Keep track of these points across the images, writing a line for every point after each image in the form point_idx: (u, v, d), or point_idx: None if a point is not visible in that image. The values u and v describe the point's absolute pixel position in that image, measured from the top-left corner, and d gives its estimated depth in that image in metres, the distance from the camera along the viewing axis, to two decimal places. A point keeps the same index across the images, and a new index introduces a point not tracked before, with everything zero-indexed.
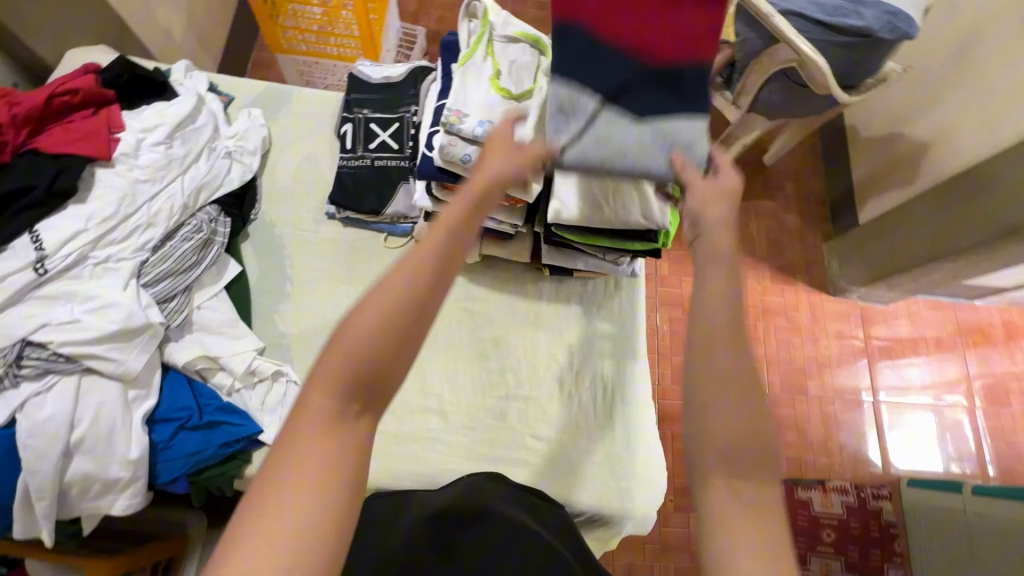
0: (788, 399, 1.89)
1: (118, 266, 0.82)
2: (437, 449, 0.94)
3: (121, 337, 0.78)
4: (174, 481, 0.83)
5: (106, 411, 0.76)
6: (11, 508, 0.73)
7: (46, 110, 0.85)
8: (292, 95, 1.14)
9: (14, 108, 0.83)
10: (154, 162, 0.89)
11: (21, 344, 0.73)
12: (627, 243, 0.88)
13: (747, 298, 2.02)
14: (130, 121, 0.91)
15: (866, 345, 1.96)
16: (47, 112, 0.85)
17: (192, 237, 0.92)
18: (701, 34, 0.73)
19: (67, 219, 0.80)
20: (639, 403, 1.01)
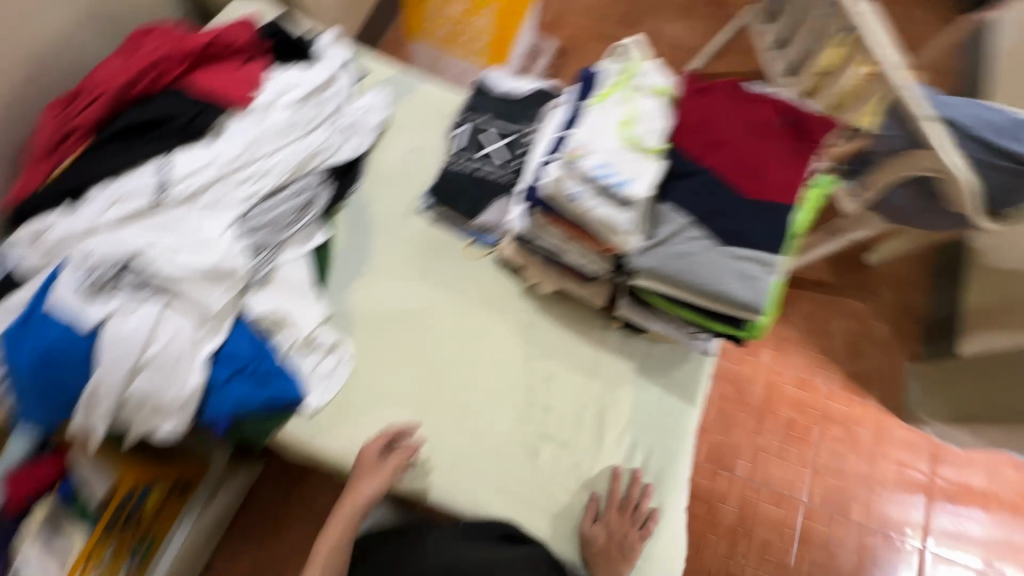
0: (826, 515, 1.76)
1: (226, 208, 0.87)
2: (463, 467, 0.93)
3: (211, 276, 0.82)
4: (215, 422, 0.86)
5: (179, 339, 0.80)
6: (76, 403, 0.79)
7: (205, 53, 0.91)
8: (419, 85, 1.16)
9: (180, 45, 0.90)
10: (283, 121, 0.93)
11: (128, 261, 0.78)
12: (710, 321, 0.82)
13: (809, 397, 1.88)
14: (272, 78, 0.96)
15: (928, 484, 1.79)
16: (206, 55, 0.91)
17: (296, 197, 0.95)
18: (793, 170, 0.76)
19: (195, 154, 0.85)
20: (675, 481, 0.96)
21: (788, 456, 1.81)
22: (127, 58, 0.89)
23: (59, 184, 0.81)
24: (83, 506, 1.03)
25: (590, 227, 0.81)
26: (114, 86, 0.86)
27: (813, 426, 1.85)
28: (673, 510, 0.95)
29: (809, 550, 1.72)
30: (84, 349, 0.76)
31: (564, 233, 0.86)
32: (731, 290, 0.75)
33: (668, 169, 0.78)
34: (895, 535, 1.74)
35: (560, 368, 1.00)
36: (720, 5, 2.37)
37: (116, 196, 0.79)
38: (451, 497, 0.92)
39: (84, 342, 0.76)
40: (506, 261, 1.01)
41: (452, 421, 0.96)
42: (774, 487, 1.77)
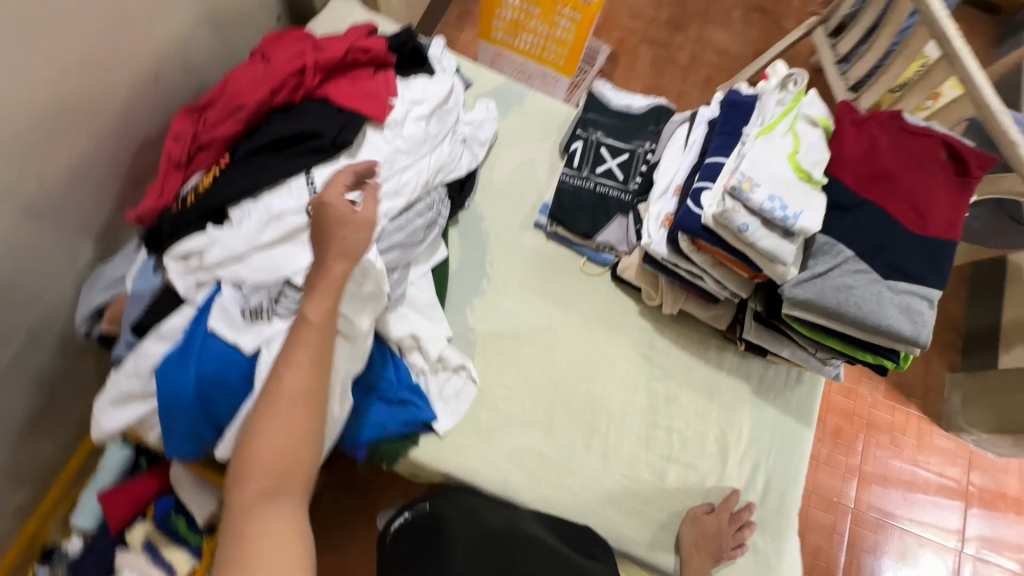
0: (872, 521, 1.81)
1: (366, 226, 0.84)
2: (591, 489, 0.93)
3: (359, 298, 0.79)
4: (356, 446, 0.86)
5: (330, 364, 0.77)
6: (222, 429, 0.74)
7: (341, 62, 0.88)
8: (526, 97, 1.15)
9: (315, 52, 0.86)
10: (415, 135, 0.91)
11: (283, 282, 0.74)
12: (856, 351, 0.83)
13: (854, 405, 1.94)
14: (401, 90, 0.93)
15: (967, 491, 1.86)
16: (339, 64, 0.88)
17: (424, 213, 0.93)
18: (952, 206, 0.77)
19: (339, 170, 0.82)
20: (793, 503, 0.97)
21: (836, 463, 1.87)
22: (259, 65, 0.85)
23: (202, 202, 0.77)
24: (187, 523, 1.00)
25: (748, 257, 0.80)
26: (251, 94, 0.81)
27: (858, 434, 1.91)
28: (793, 530, 0.96)
29: (858, 555, 1.78)
30: (237, 377, 0.72)
31: (710, 259, 0.86)
32: (897, 324, 0.76)
33: (829, 201, 0.78)
34: (938, 539, 1.80)
35: (680, 390, 1.00)
36: (764, 13, 2.38)
37: (266, 215, 0.76)
38: (582, 518, 0.92)
39: (237, 370, 0.71)
40: (629, 278, 1.01)
41: (577, 442, 0.95)
42: (824, 494, 1.83)
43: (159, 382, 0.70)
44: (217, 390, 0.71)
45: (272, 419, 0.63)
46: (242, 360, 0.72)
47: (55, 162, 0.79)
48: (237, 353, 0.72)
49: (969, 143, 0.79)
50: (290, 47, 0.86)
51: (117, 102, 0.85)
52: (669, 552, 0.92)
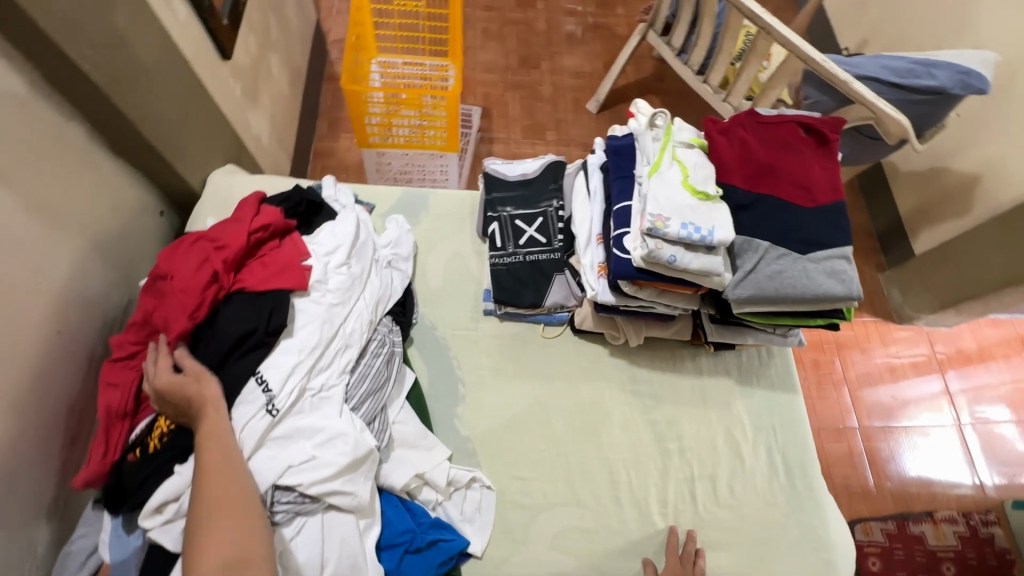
0: (880, 431, 1.93)
1: (330, 393, 0.83)
2: (639, 542, 0.94)
3: (350, 468, 0.77)
4: None
5: (348, 546, 0.75)
6: None
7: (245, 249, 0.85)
8: (428, 198, 1.18)
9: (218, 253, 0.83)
10: (342, 284, 0.91)
11: (272, 490, 0.72)
12: (808, 319, 0.89)
13: (818, 335, 2.07)
14: (313, 246, 0.93)
15: (941, 368, 2.03)
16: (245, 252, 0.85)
17: (379, 351, 0.93)
18: (828, 173, 0.87)
19: (284, 353, 0.81)
20: (814, 468, 1.02)
21: (828, 393, 1.98)
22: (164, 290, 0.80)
23: (161, 445, 0.74)
24: None
25: (685, 280, 0.86)
26: (172, 325, 0.78)
27: (834, 359, 2.04)
28: (827, 494, 1.00)
29: (882, 468, 1.88)
30: None
31: (653, 290, 0.91)
32: (830, 288, 0.83)
33: (730, 206, 0.86)
34: (936, 422, 1.95)
35: (676, 409, 1.04)
36: (599, 28, 2.58)
37: (230, 432, 0.74)
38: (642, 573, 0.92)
39: None
40: (590, 328, 1.05)
41: (608, 502, 0.96)
42: (830, 425, 1.93)
43: None
44: None
45: (212, 512, 0.63)
46: None
47: None
48: None
49: (818, 117, 0.91)
50: (187, 257, 0.82)
51: (25, 375, 0.80)
52: (734, 569, 0.93)
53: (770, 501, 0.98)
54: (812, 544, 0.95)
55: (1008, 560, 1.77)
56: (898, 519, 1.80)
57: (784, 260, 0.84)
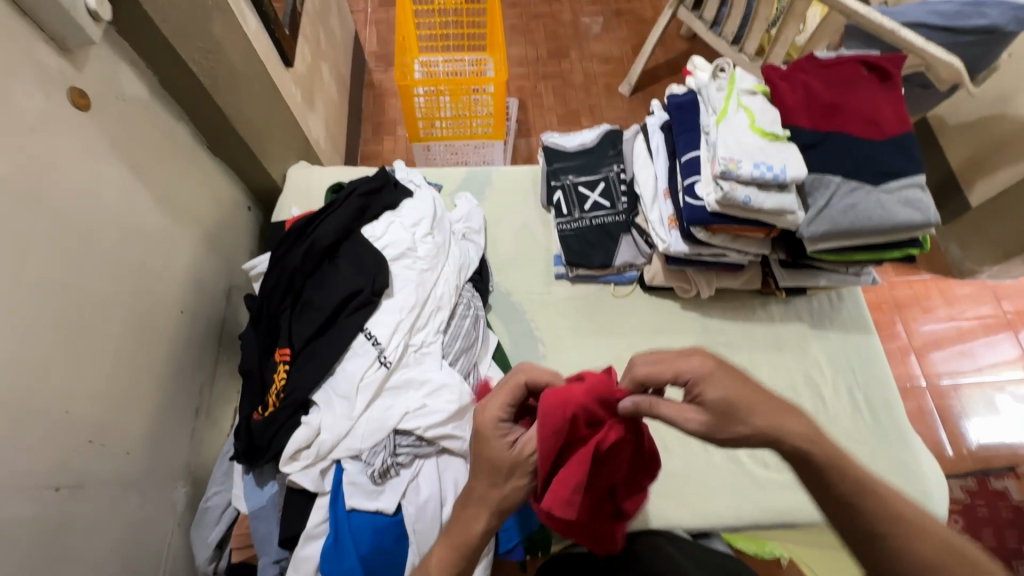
0: (949, 387, 1.90)
1: (429, 350, 0.89)
2: (730, 484, 0.96)
3: (459, 414, 0.83)
4: (511, 549, 0.86)
5: (462, 487, 0.81)
6: None
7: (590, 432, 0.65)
8: (491, 175, 1.24)
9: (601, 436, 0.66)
10: (430, 252, 0.97)
11: (392, 434, 0.78)
12: (884, 253, 0.91)
13: (875, 296, 2.04)
14: (399, 219, 1.00)
15: (1008, 324, 1.99)
16: (629, 381, 0.68)
17: (467, 314, 0.98)
18: (894, 108, 0.89)
19: (387, 313, 0.88)
20: (898, 406, 1.02)
21: (891, 354, 1.95)
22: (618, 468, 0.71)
23: (286, 400, 0.80)
24: None
25: (759, 221, 0.89)
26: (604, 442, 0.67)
27: (895, 320, 2.01)
28: (912, 429, 1.01)
29: (956, 425, 1.84)
30: (392, 539, 0.75)
31: (726, 236, 0.94)
32: (907, 219, 0.84)
33: (799, 146, 0.88)
34: (1011, 375, 1.91)
35: (752, 355, 1.06)
36: (622, 14, 2.63)
37: (351, 383, 0.80)
38: (738, 513, 0.94)
39: (389, 533, 0.75)
40: (660, 283, 1.08)
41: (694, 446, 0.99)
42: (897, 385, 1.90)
43: None
44: (382, 561, 0.74)
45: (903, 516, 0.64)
46: (389, 520, 0.75)
47: (132, 431, 0.81)
48: (382, 517, 0.75)
49: (880, 54, 0.92)
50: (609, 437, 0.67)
51: (158, 346, 0.88)
52: None
53: (857, 440, 0.99)
54: (904, 477, 0.96)
55: None
56: (977, 475, 1.76)
57: (857, 194, 0.86)
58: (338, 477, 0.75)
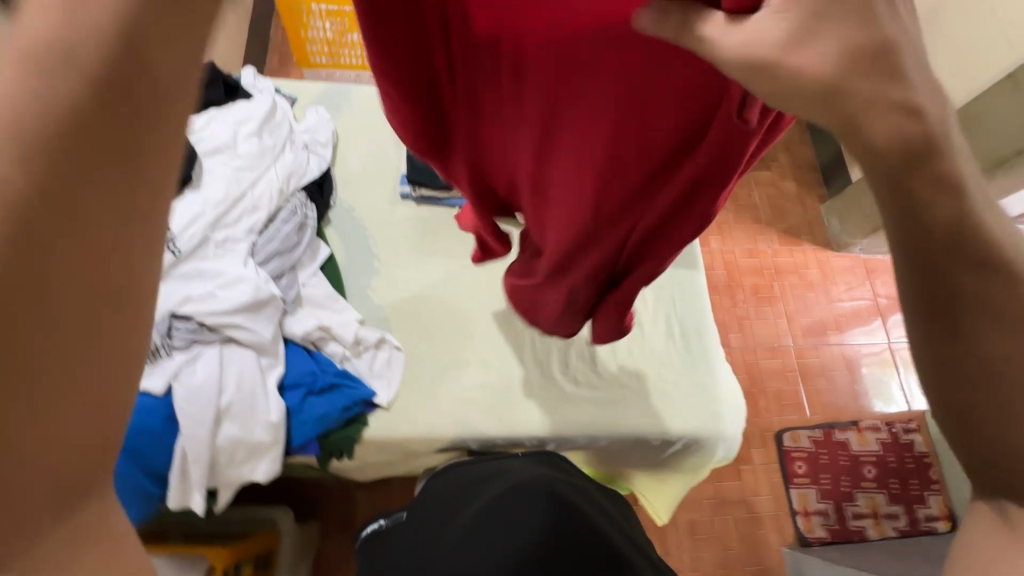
0: (812, 348, 2.04)
1: (234, 246, 0.88)
2: (538, 398, 1.00)
3: (252, 308, 0.82)
4: (305, 445, 0.87)
5: (246, 378, 0.81)
6: (167, 475, 0.77)
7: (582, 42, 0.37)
8: (351, 93, 1.21)
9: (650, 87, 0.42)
10: (252, 152, 0.95)
11: (169, 318, 0.77)
12: None
13: (759, 261, 2.15)
14: (222, 116, 0.96)
15: (876, 303, 2.13)
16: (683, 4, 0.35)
17: (290, 219, 0.97)
18: None
19: (187, 204, 0.85)
20: (710, 334, 1.09)
21: (765, 315, 2.06)
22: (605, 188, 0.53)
23: None
24: None
25: None
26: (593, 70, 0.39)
27: (774, 284, 2.12)
28: (720, 358, 1.08)
29: (812, 382, 1.99)
30: (158, 420, 0.74)
31: None
32: None
33: None
34: (868, 339, 2.08)
35: None
36: None
37: None
38: (540, 423, 0.98)
39: (155, 414, 0.74)
40: None
41: (512, 363, 1.02)
42: (766, 344, 2.02)
43: None
44: (144, 439, 0.74)
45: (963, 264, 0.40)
46: (156, 402, 0.74)
47: None
48: (149, 397, 0.74)
49: None
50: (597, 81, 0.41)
51: None
52: (625, 419, 1.00)
53: (665, 363, 1.05)
54: (701, 399, 1.03)
55: (926, 463, 1.89)
56: (824, 427, 1.91)
57: None
58: None
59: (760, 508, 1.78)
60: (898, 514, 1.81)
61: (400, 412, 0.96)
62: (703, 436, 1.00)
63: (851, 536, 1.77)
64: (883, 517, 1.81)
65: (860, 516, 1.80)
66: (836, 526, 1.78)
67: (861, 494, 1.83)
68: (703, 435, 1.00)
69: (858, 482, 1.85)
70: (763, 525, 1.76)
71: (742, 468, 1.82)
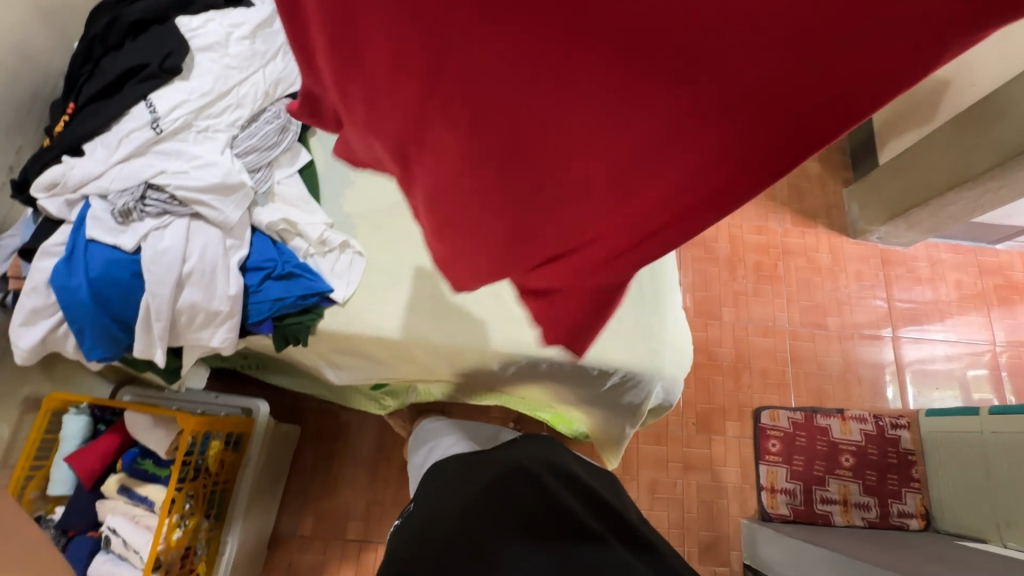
0: (809, 333, 2.00)
1: (214, 136, 0.95)
2: (484, 315, 1.05)
3: (221, 190, 0.90)
4: (261, 323, 0.96)
5: (209, 252, 0.89)
6: (133, 326, 0.86)
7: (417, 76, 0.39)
8: None
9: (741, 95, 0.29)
10: (241, 53, 1.01)
11: (145, 187, 0.86)
12: None
13: (767, 239, 2.10)
14: (219, 16, 1.02)
15: (890, 310, 2.05)
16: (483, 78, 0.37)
17: (273, 121, 1.03)
18: None
19: (174, 91, 0.93)
20: (665, 277, 1.11)
21: (764, 294, 2.02)
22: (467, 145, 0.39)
23: (58, 142, 0.87)
24: (154, 462, 1.14)
25: None
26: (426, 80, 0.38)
27: (778, 263, 2.07)
28: (671, 302, 1.10)
29: (803, 366, 1.95)
30: (126, 273, 0.83)
31: None
32: None
33: None
34: (871, 331, 2.02)
35: None
36: None
37: (116, 136, 0.87)
38: (482, 339, 1.03)
39: (124, 268, 0.83)
40: None
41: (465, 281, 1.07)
42: (759, 322, 1.99)
43: (57, 290, 0.80)
44: (113, 288, 0.83)
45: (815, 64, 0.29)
46: (126, 257, 0.84)
47: None
48: (119, 252, 0.83)
49: None
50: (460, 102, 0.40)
51: None
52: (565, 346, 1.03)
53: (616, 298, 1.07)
54: (645, 337, 1.05)
55: (909, 460, 1.84)
56: (807, 410, 1.89)
57: None
58: (81, 211, 0.84)
59: (725, 478, 1.79)
60: (869, 506, 1.78)
61: (354, 310, 1.03)
62: (640, 372, 1.03)
63: (815, 519, 1.76)
64: (852, 506, 1.78)
65: (828, 501, 1.78)
66: (801, 507, 1.77)
67: (834, 481, 1.81)
68: (640, 371, 1.03)
69: (832, 469, 1.82)
70: (726, 496, 1.78)
71: (713, 439, 1.83)
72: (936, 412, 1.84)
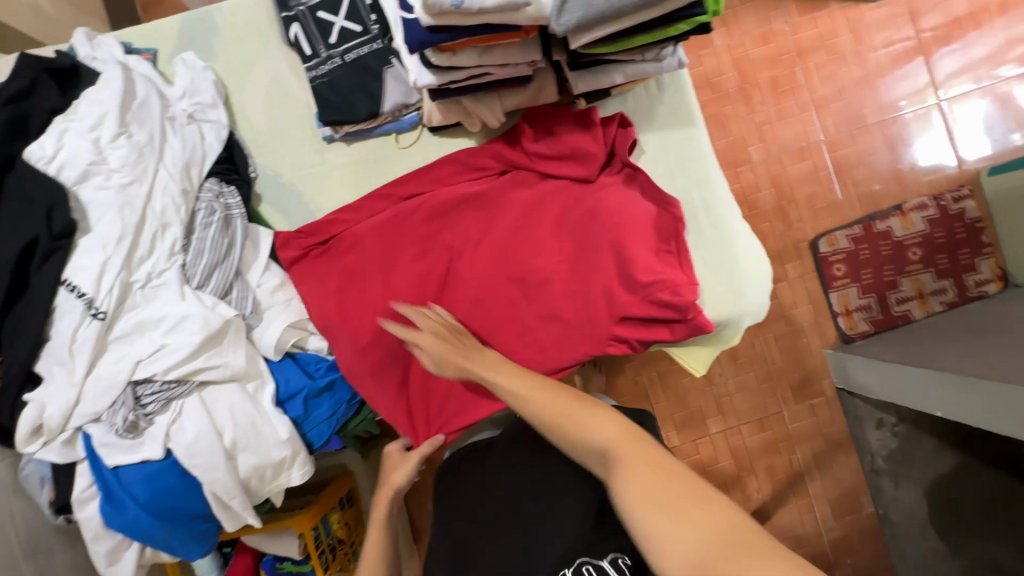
0: (847, 137, 1.80)
1: (164, 279, 0.77)
2: None
3: (212, 342, 0.76)
4: (327, 441, 0.88)
5: (239, 410, 0.78)
6: (210, 513, 0.80)
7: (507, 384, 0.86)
8: (215, 19, 0.95)
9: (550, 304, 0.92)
10: (126, 159, 0.78)
11: (132, 386, 0.73)
12: (667, 33, 0.74)
13: (777, 45, 1.79)
14: (71, 124, 0.77)
15: (930, 69, 1.79)
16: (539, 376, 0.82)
17: (211, 220, 0.83)
18: None
19: (86, 255, 0.74)
20: (717, 190, 0.97)
21: (789, 113, 1.79)
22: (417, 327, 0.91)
23: (6, 381, 0.71)
24: (292, 561, 1.16)
25: (495, 25, 0.70)
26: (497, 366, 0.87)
27: (795, 69, 1.79)
28: (732, 222, 0.96)
29: (848, 175, 1.80)
30: (173, 478, 0.75)
31: (474, 51, 0.75)
32: None
33: None
34: (916, 106, 1.79)
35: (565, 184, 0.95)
36: None
37: (65, 345, 0.71)
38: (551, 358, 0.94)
39: (168, 474, 0.74)
40: (442, 123, 0.91)
41: None
42: (793, 147, 1.79)
43: (121, 527, 0.74)
44: (171, 498, 0.75)
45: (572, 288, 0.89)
46: (163, 463, 0.74)
47: None
48: (153, 463, 0.74)
49: None
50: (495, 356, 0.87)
51: None
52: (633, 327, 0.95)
53: None
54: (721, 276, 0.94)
55: (977, 229, 1.77)
56: (864, 221, 1.78)
57: None
58: (88, 443, 0.74)
59: (800, 319, 1.78)
60: (946, 289, 1.76)
61: None
62: (726, 317, 0.94)
63: (895, 322, 1.76)
64: (929, 296, 1.77)
65: (905, 301, 1.77)
66: (878, 317, 1.77)
67: (906, 280, 1.77)
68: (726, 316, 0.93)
69: (902, 268, 1.77)
70: (805, 334, 1.78)
71: (777, 287, 1.79)
72: (1001, 169, 1.70)
